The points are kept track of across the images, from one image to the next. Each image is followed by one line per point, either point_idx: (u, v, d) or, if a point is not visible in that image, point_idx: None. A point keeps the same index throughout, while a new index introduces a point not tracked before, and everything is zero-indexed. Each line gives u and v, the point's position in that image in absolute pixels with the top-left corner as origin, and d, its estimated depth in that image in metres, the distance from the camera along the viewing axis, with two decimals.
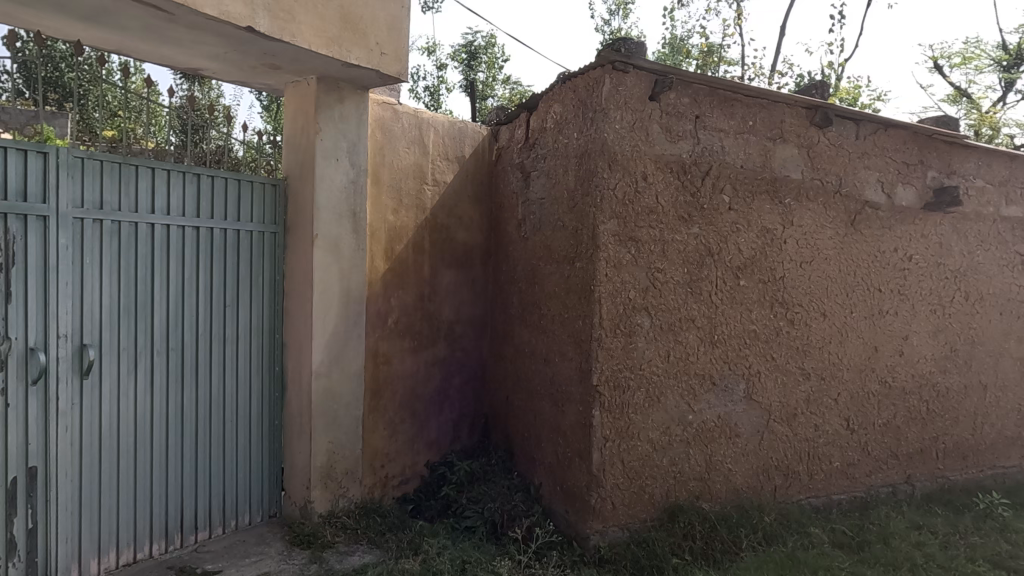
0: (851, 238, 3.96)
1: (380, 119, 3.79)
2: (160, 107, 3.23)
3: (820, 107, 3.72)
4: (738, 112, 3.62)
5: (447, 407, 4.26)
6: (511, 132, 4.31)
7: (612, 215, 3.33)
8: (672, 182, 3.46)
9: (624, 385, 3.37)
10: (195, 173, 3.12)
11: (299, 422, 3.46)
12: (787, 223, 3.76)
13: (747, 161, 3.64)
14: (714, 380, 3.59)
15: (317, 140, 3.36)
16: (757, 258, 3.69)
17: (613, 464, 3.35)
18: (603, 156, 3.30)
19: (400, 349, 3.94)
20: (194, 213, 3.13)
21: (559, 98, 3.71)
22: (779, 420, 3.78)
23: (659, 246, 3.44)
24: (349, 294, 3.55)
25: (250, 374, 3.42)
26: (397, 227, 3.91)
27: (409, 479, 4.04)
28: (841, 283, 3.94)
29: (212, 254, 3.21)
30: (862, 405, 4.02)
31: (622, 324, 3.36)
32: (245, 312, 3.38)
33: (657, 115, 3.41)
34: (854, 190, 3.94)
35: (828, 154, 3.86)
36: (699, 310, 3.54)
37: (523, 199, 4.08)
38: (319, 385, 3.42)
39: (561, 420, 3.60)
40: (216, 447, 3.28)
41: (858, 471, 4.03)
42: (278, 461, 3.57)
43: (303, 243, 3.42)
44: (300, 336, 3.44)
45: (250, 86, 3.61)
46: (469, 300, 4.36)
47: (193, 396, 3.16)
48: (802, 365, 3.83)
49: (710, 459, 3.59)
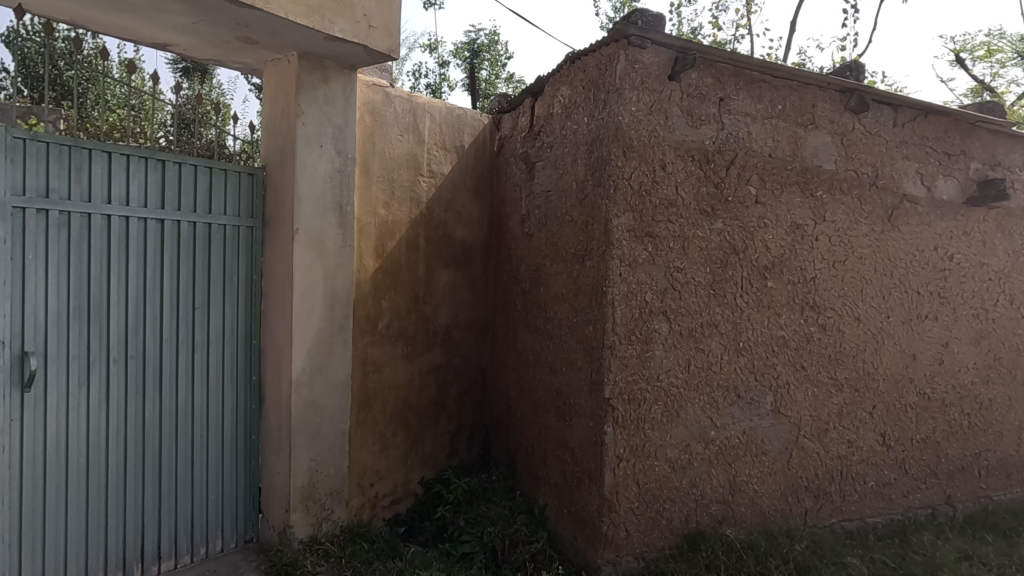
0: (888, 236, 3.59)
1: (369, 103, 3.44)
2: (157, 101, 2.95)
3: (856, 89, 3.36)
4: (766, 95, 3.26)
5: (444, 418, 3.91)
6: (514, 120, 3.96)
7: (627, 207, 2.97)
8: (693, 172, 3.11)
9: (640, 398, 3.01)
10: (159, 159, 2.77)
11: (277, 438, 3.11)
12: (818, 217, 3.41)
13: (776, 148, 3.29)
14: (739, 392, 3.23)
15: (298, 124, 3.02)
16: (786, 257, 3.33)
17: (627, 487, 3.00)
18: (617, 142, 2.95)
19: (391, 357, 3.59)
20: (158, 205, 2.78)
21: (568, 79, 3.37)
22: (810, 435, 3.42)
23: (679, 243, 3.09)
24: (335, 295, 3.20)
25: (223, 385, 3.05)
26: (389, 222, 3.56)
27: (401, 499, 3.68)
28: (877, 284, 3.58)
29: (179, 250, 2.85)
30: (899, 419, 3.66)
31: (639, 331, 3.01)
32: (218, 316, 3.02)
33: (677, 96, 3.06)
34: (891, 182, 3.58)
35: (862, 142, 3.50)
36: (724, 315, 3.19)
37: (527, 192, 3.74)
38: (300, 397, 3.07)
39: (569, 436, 3.25)
40: (183, 468, 2.92)
41: (895, 492, 3.66)
42: (254, 481, 3.21)
43: (283, 238, 3.07)
44: (280, 343, 3.09)
45: (225, 67, 3.27)
46: (468, 303, 4.01)
47: (156, 411, 2.81)
48: (834, 375, 3.48)
49: (734, 480, 3.23)
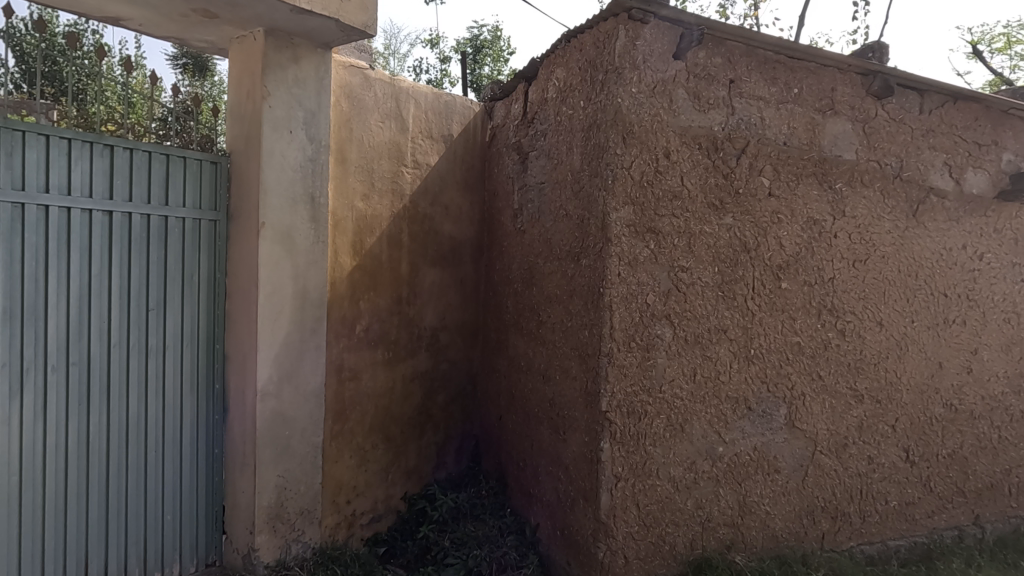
0: (913, 233, 3.29)
1: (346, 86, 3.16)
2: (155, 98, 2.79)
3: (879, 71, 3.05)
4: (780, 77, 2.96)
5: (430, 429, 3.62)
6: (507, 107, 3.66)
7: (627, 200, 2.69)
8: (700, 161, 2.81)
9: (640, 411, 2.73)
10: (105, 144, 2.49)
11: (241, 453, 2.83)
12: (838, 212, 3.11)
13: (792, 136, 2.99)
14: (750, 404, 2.94)
15: (264, 107, 2.74)
16: (802, 255, 3.04)
17: (626, 509, 2.71)
18: (616, 127, 2.67)
19: (370, 363, 3.31)
20: (105, 195, 2.49)
21: (563, 60, 3.09)
22: (827, 451, 3.13)
23: (684, 239, 2.79)
24: (306, 295, 2.93)
25: (182, 394, 2.76)
26: (368, 216, 3.28)
27: (382, 516, 3.40)
28: (901, 286, 3.28)
29: (130, 245, 2.57)
30: (923, 433, 3.36)
31: (639, 337, 2.72)
32: (175, 318, 2.73)
33: (683, 77, 2.77)
34: (916, 174, 3.27)
35: (886, 130, 3.19)
36: (733, 319, 2.89)
37: (519, 184, 3.45)
38: (266, 407, 2.80)
39: (563, 452, 2.96)
40: (135, 486, 2.63)
41: (919, 512, 3.36)
42: (217, 499, 2.91)
43: (247, 234, 2.79)
44: (244, 347, 2.82)
45: (187, 46, 3.00)
46: (456, 304, 3.73)
47: (103, 425, 2.52)
48: (854, 385, 3.18)
49: (743, 501, 2.94)
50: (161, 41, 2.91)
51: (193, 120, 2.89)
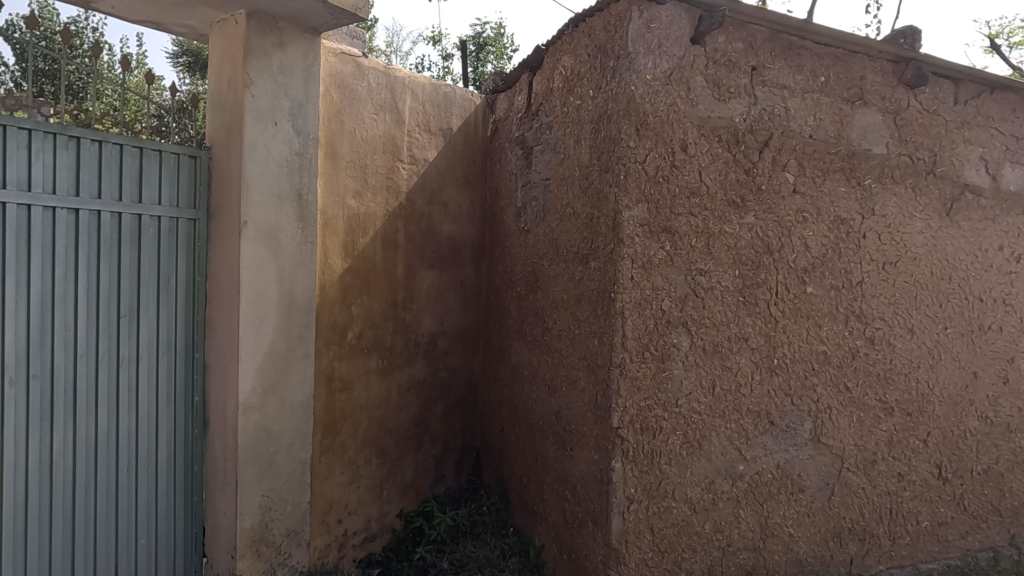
0: (946, 233, 3.06)
1: (336, 74, 2.94)
2: (133, 88, 2.58)
3: (913, 57, 2.82)
4: (806, 65, 2.74)
5: (428, 441, 3.41)
6: (510, 99, 3.44)
7: (640, 197, 2.47)
8: (719, 155, 2.59)
9: (654, 427, 2.51)
10: (70, 135, 2.27)
11: (222, 471, 2.62)
12: (867, 211, 2.88)
13: (818, 128, 2.76)
14: (773, 418, 2.71)
15: (246, 96, 2.53)
16: (828, 257, 2.81)
17: (639, 533, 2.50)
18: (628, 118, 2.45)
19: (363, 373, 3.09)
20: (70, 191, 2.27)
21: (571, 46, 2.86)
22: (854, 468, 2.90)
23: (702, 240, 2.57)
24: (293, 299, 2.71)
25: (157, 408, 2.55)
26: (360, 214, 3.06)
27: (376, 535, 3.19)
28: (933, 290, 3.04)
29: (99, 246, 2.35)
30: (957, 448, 3.13)
31: (654, 346, 2.50)
32: (150, 325, 2.51)
33: (701, 63, 2.54)
34: (950, 169, 3.04)
35: (919, 122, 2.96)
36: (755, 327, 2.67)
37: (523, 181, 3.23)
38: (248, 422, 2.58)
39: (570, 469, 2.75)
40: (104, 509, 2.41)
41: (952, 533, 3.13)
42: (196, 520, 2.70)
43: (228, 234, 2.58)
44: (225, 357, 2.60)
45: (165, 31, 2.80)
46: (456, 308, 3.51)
47: (68, 443, 2.31)
48: (884, 397, 2.95)
49: (766, 524, 2.71)
50: (138, 26, 2.71)
51: (175, 110, 2.67)
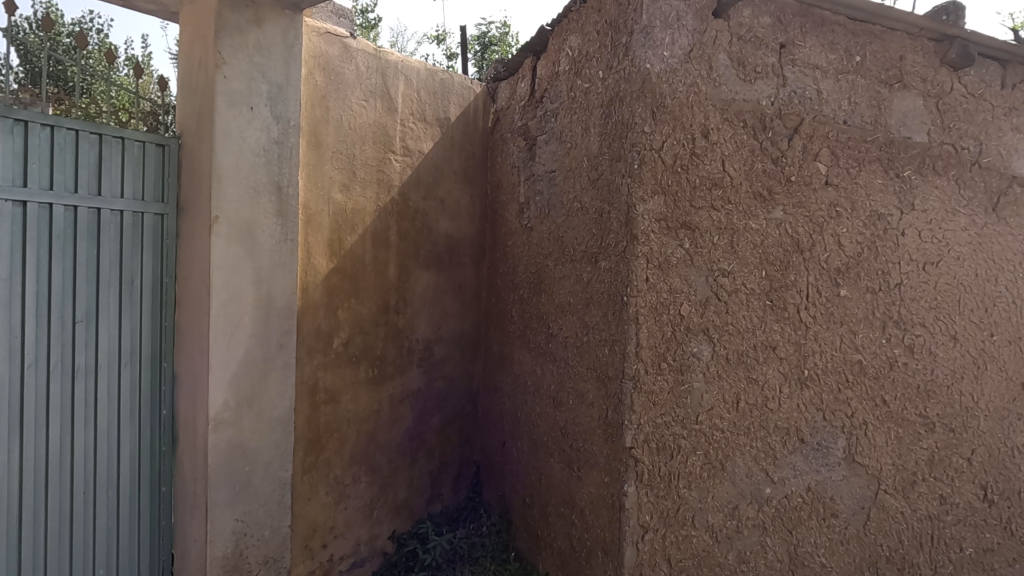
0: (992, 231, 2.77)
1: (320, 56, 2.68)
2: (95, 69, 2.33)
3: (958, 35, 2.54)
4: (840, 43, 2.46)
5: (422, 456, 3.14)
6: (513, 86, 3.18)
7: (656, 188, 2.20)
8: (744, 143, 2.32)
9: (672, 447, 2.24)
10: (16, 119, 2.02)
11: (191, 493, 2.36)
12: (905, 205, 2.60)
13: (854, 114, 2.49)
14: (803, 436, 2.44)
15: (218, 78, 2.27)
16: (864, 256, 2.53)
17: (654, 565, 2.23)
18: (643, 100, 2.18)
19: (351, 383, 2.83)
20: (16, 182, 2.02)
21: (578, 25, 2.61)
22: (892, 490, 2.61)
23: (725, 237, 2.30)
24: (271, 303, 2.46)
25: (118, 423, 2.30)
26: (348, 210, 2.81)
27: (366, 560, 2.93)
28: (979, 293, 2.75)
29: (50, 244, 2.10)
30: (1003, 467, 2.83)
31: (672, 356, 2.23)
32: (110, 331, 2.26)
33: (724, 39, 2.27)
34: (997, 160, 2.75)
35: (963, 108, 2.68)
36: (784, 335, 2.39)
37: (526, 174, 2.97)
38: (221, 438, 2.33)
39: (576, 491, 2.49)
40: (55, 537, 2.16)
41: (998, 561, 2.84)
42: (162, 545, 2.45)
43: (199, 230, 2.32)
44: (194, 366, 2.35)
45: (135, 9, 2.56)
46: (454, 312, 3.25)
47: (14, 465, 2.05)
48: (924, 412, 2.67)
49: (795, 553, 2.44)
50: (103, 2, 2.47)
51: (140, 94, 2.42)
